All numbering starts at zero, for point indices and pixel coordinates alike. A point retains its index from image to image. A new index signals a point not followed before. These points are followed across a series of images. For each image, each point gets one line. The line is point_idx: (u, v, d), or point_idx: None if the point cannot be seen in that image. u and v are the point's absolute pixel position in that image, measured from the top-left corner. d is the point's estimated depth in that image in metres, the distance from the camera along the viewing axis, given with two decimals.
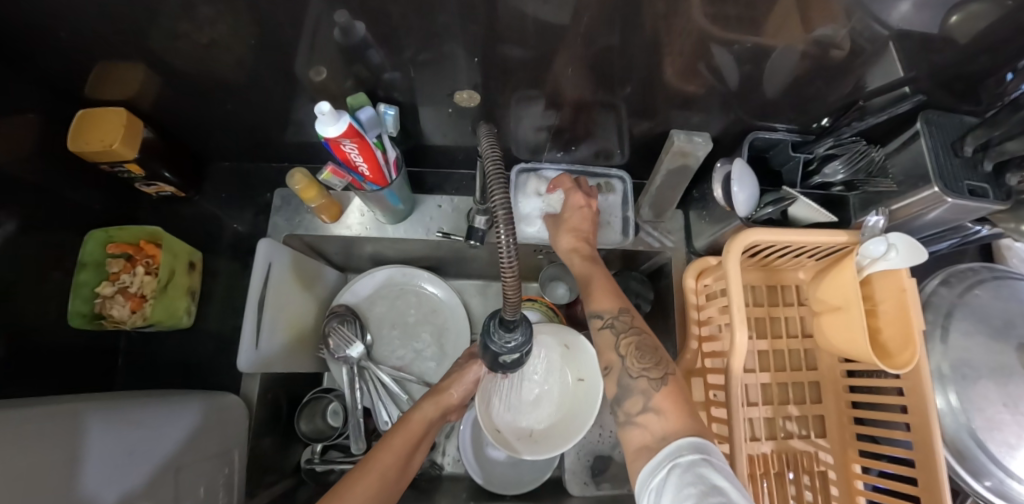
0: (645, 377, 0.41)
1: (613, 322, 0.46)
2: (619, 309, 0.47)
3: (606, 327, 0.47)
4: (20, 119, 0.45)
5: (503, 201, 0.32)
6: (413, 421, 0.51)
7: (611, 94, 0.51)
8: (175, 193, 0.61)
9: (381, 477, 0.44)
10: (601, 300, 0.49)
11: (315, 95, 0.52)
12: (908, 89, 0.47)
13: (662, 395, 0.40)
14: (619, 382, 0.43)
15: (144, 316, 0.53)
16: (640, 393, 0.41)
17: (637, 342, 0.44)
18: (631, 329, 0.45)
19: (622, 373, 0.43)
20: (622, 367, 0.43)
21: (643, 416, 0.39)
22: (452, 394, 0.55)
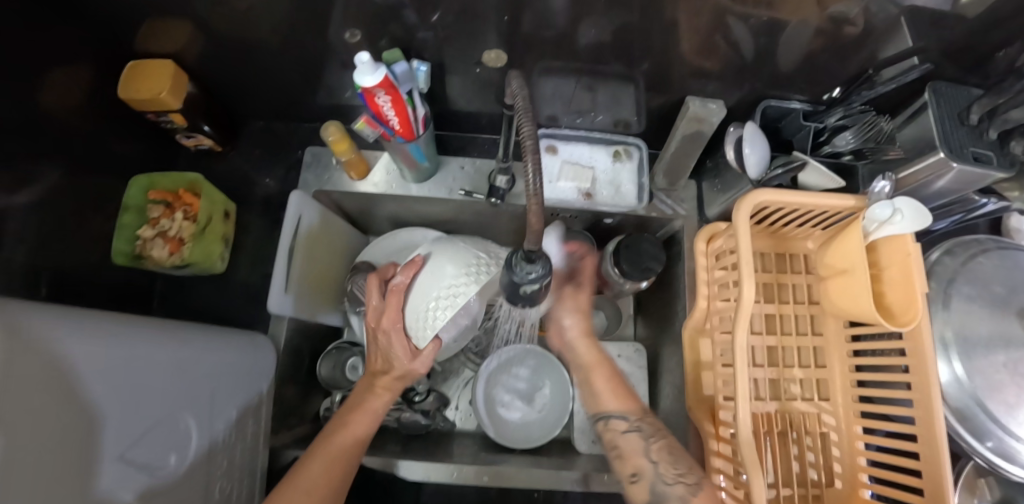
0: (682, 483, 0.43)
1: (639, 427, 0.49)
2: (641, 412, 0.51)
3: (632, 432, 0.49)
4: (71, 69, 0.50)
5: (531, 128, 0.34)
6: (365, 406, 0.52)
7: (630, 64, 0.54)
8: (213, 147, 0.65)
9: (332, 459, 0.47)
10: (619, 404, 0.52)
11: (347, 58, 0.55)
12: (916, 59, 0.49)
13: (700, 501, 0.42)
14: (654, 489, 0.44)
15: (183, 257, 0.57)
16: (679, 500, 0.42)
17: (669, 446, 0.47)
18: (661, 436, 0.48)
19: (657, 479, 0.44)
20: (656, 474, 0.45)
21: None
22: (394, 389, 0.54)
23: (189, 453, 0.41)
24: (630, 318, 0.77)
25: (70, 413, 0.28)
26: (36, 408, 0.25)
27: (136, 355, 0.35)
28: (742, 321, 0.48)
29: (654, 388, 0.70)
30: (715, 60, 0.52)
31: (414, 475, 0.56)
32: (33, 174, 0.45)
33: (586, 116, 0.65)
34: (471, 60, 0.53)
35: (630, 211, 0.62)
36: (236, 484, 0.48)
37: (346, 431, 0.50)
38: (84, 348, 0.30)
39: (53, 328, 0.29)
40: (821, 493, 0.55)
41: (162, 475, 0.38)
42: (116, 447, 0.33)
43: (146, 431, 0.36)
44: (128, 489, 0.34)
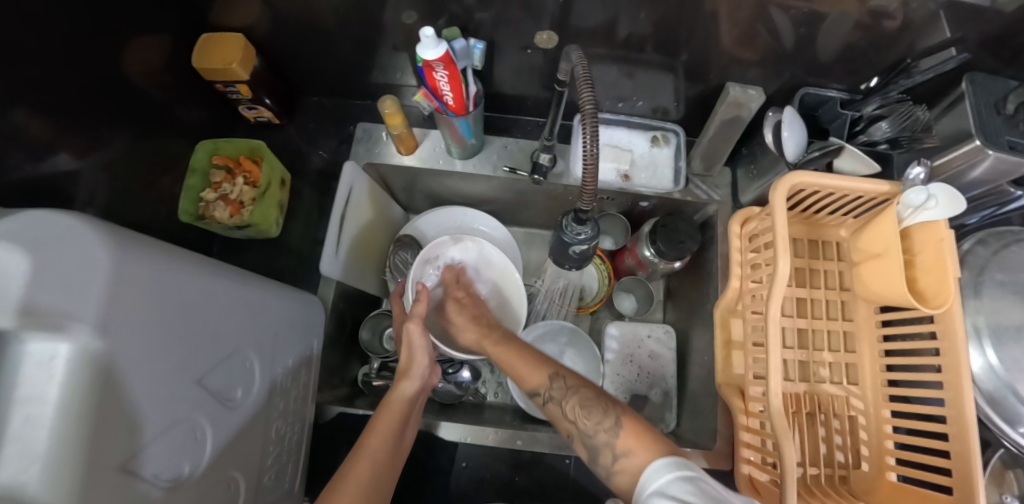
0: (601, 430, 0.41)
1: (552, 395, 0.46)
2: (550, 377, 0.47)
3: (549, 402, 0.46)
4: (154, 39, 0.55)
5: (591, 97, 0.39)
6: (394, 401, 0.52)
7: (672, 54, 0.56)
8: (272, 118, 0.71)
9: (376, 459, 0.45)
10: (532, 376, 0.49)
11: (401, 39, 0.58)
12: (954, 49, 0.51)
13: (624, 437, 0.39)
14: (586, 445, 0.42)
15: (243, 219, 0.63)
16: (605, 447, 0.40)
17: (581, 401, 0.44)
18: (571, 393, 0.45)
19: (583, 435, 0.43)
20: (581, 431, 0.43)
21: (617, 464, 0.39)
22: (404, 389, 0.53)
23: (256, 388, 0.45)
24: (659, 302, 0.80)
25: (150, 334, 0.32)
26: (105, 363, 0.28)
27: (214, 293, 0.39)
28: (775, 297, 0.48)
29: (681, 370, 0.72)
30: (754, 50, 0.54)
31: (448, 436, 0.62)
32: (104, 137, 0.50)
33: (627, 101, 0.67)
34: (522, 43, 0.56)
35: (666, 194, 0.67)
36: (290, 428, 0.53)
37: (377, 431, 0.47)
38: (169, 280, 0.34)
39: (150, 259, 0.33)
40: (848, 474, 0.56)
41: (234, 404, 0.42)
42: (192, 372, 0.37)
43: (220, 363, 0.40)
44: (203, 410, 0.38)
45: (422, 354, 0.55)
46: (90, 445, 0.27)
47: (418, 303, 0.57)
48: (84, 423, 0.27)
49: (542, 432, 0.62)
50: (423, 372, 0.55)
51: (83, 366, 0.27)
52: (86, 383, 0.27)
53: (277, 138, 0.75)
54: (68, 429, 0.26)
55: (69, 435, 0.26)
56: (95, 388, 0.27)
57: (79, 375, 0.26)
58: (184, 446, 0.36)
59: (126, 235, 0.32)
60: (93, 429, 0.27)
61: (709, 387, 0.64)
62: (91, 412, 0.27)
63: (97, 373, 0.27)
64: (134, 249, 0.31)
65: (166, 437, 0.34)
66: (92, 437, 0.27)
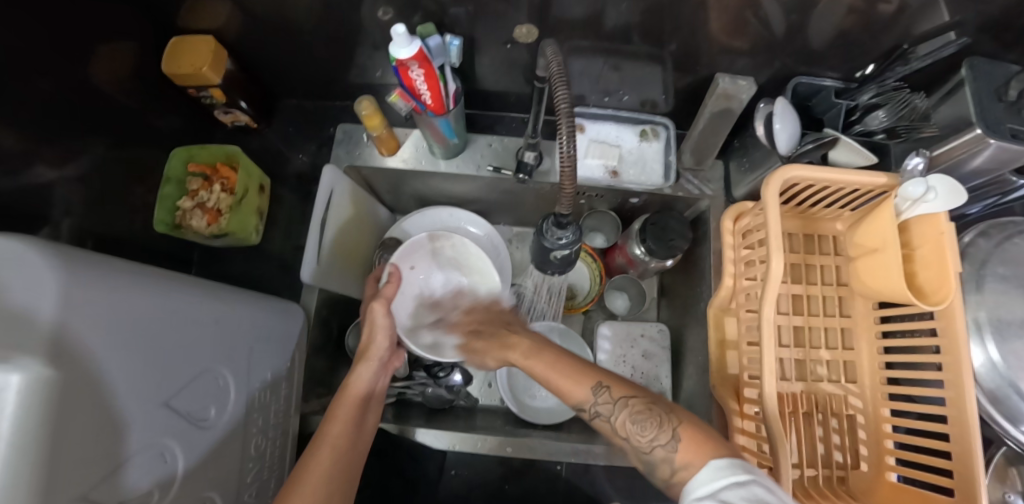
0: (659, 446, 0.37)
1: (600, 410, 0.41)
2: (595, 391, 0.42)
3: (597, 418, 0.42)
4: (123, 44, 0.53)
5: (566, 96, 0.37)
6: (351, 386, 0.50)
7: (659, 44, 0.54)
8: (249, 122, 0.69)
9: (336, 448, 0.43)
10: (572, 391, 0.43)
11: (378, 38, 0.56)
12: (953, 34, 0.48)
13: (683, 451, 0.36)
14: (644, 459, 0.38)
15: (221, 227, 0.62)
16: (663, 462, 0.37)
17: (632, 416, 0.40)
18: (620, 407, 0.40)
19: (637, 449, 0.39)
20: (641, 448, 0.38)
21: (676, 478, 0.36)
22: (360, 373, 0.51)
23: (229, 406, 0.44)
24: (653, 300, 0.78)
25: (114, 357, 0.31)
26: (59, 394, 0.26)
27: (180, 311, 0.38)
28: (768, 296, 0.46)
29: (675, 370, 0.71)
30: (744, 39, 0.52)
31: (437, 443, 0.60)
32: (78, 148, 0.48)
33: (614, 95, 0.65)
34: (502, 38, 0.54)
35: (656, 189, 0.65)
36: (270, 442, 0.53)
37: (336, 419, 0.45)
38: (127, 299, 0.32)
39: (104, 280, 0.31)
40: (847, 475, 0.54)
41: (206, 424, 0.41)
42: (158, 395, 0.35)
43: (189, 382, 0.39)
44: (172, 433, 0.37)
45: (381, 337, 0.53)
46: (50, 479, 0.25)
47: (387, 286, 0.56)
48: (42, 459, 0.25)
49: (532, 439, 0.60)
50: (383, 354, 0.53)
51: (34, 396, 0.24)
52: (43, 414, 0.25)
53: (257, 142, 0.74)
54: (29, 465, 0.24)
55: (30, 473, 0.24)
56: (50, 419, 0.25)
57: (36, 407, 0.24)
58: (150, 471, 0.34)
59: (74, 257, 0.30)
60: (51, 463, 0.25)
61: (703, 388, 0.63)
62: (48, 446, 0.25)
63: (50, 404, 0.25)
64: (86, 271, 0.30)
65: (132, 463, 0.33)
66: (51, 470, 0.25)
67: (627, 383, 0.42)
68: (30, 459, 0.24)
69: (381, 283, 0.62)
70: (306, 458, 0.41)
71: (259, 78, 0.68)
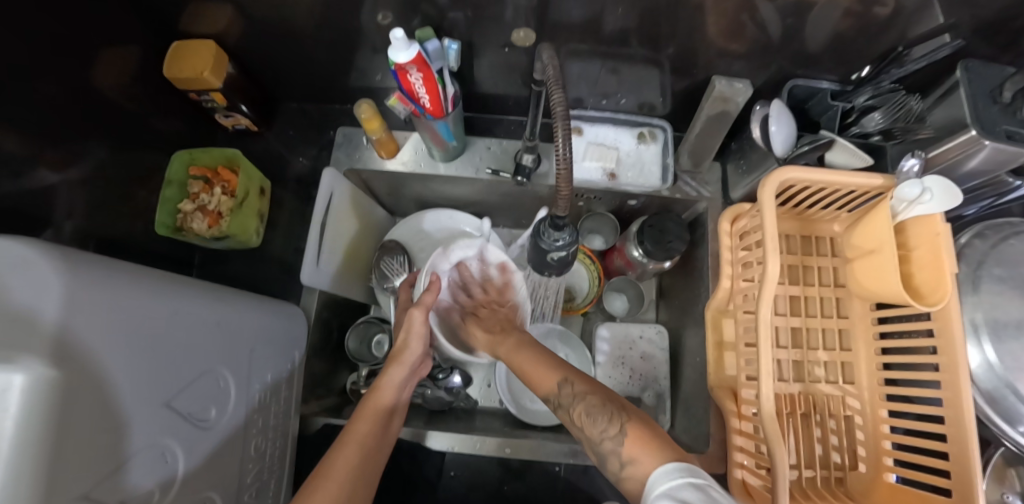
0: (607, 436, 0.39)
1: (563, 401, 0.44)
2: (560, 383, 0.45)
3: (561, 409, 0.45)
4: (125, 49, 0.54)
5: (562, 98, 0.37)
6: (382, 386, 0.51)
7: (655, 48, 0.54)
8: (250, 126, 0.70)
9: (361, 445, 0.44)
10: (541, 381, 0.47)
11: (377, 42, 0.56)
12: (948, 36, 0.49)
13: (630, 443, 0.37)
14: (595, 452, 0.40)
15: (221, 230, 0.63)
16: (611, 454, 0.38)
17: (588, 408, 0.42)
18: (578, 400, 0.43)
19: (592, 442, 0.41)
20: (590, 441, 0.41)
21: (623, 470, 0.37)
22: (391, 376, 0.52)
23: (230, 408, 0.45)
24: (652, 302, 0.78)
25: (117, 358, 0.31)
26: (61, 395, 0.26)
27: (183, 313, 0.38)
28: (765, 296, 0.46)
29: (673, 371, 0.71)
30: (740, 42, 0.53)
31: (438, 445, 0.60)
32: (80, 151, 0.49)
33: (611, 98, 0.65)
34: (500, 42, 0.54)
35: (654, 191, 0.65)
36: (270, 443, 0.53)
37: (364, 417, 0.47)
38: (130, 301, 0.33)
39: (107, 283, 0.31)
40: (845, 476, 0.55)
41: (207, 424, 0.41)
42: (160, 395, 0.36)
43: (190, 383, 0.39)
44: (173, 433, 0.37)
45: (417, 343, 0.55)
46: (53, 479, 0.26)
47: (426, 292, 0.56)
48: (44, 459, 0.25)
49: (531, 441, 0.60)
50: (414, 360, 0.54)
51: (38, 396, 0.25)
52: (45, 414, 0.25)
53: (258, 145, 0.74)
54: (32, 465, 0.24)
55: (33, 472, 0.24)
56: (53, 420, 0.25)
57: (39, 407, 0.24)
58: (151, 471, 0.35)
59: (78, 260, 0.30)
60: (53, 463, 0.26)
61: (702, 390, 0.63)
62: (51, 446, 0.25)
63: (53, 405, 0.25)
64: (89, 273, 0.30)
65: (134, 462, 0.33)
66: (54, 470, 0.26)
67: (584, 377, 0.45)
68: (32, 458, 0.24)
69: (416, 290, 0.61)
70: (333, 453, 0.42)
71: (260, 82, 0.69)
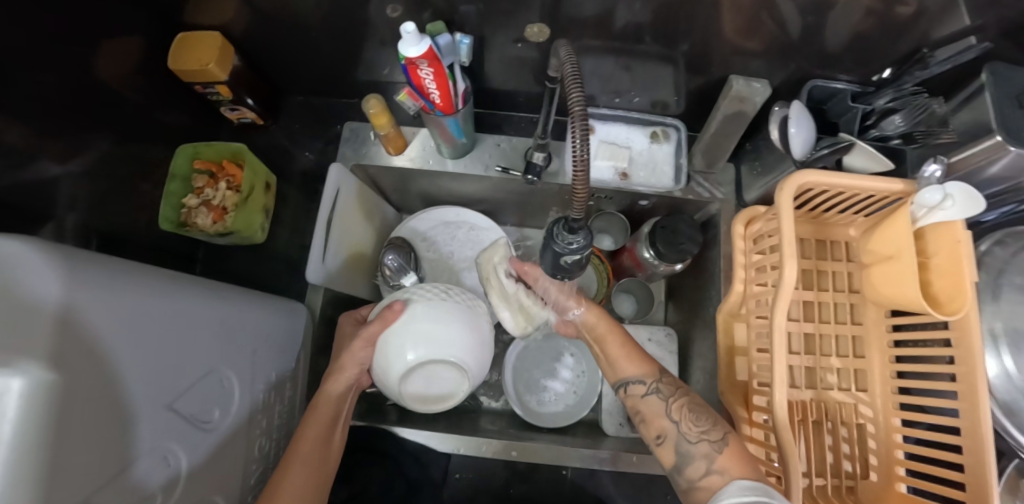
0: (706, 441, 0.41)
1: (657, 388, 0.46)
2: (658, 372, 0.47)
3: (651, 395, 0.45)
4: (129, 39, 0.53)
5: (580, 97, 0.36)
6: (320, 403, 0.48)
7: (671, 45, 0.53)
8: (255, 119, 0.69)
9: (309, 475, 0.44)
10: (630, 366, 0.48)
11: (387, 35, 0.55)
12: (974, 38, 0.47)
13: (726, 456, 0.39)
14: (677, 449, 0.42)
15: (225, 225, 0.62)
16: (701, 458, 0.40)
17: (690, 404, 0.44)
18: (679, 392, 0.45)
19: (679, 438, 0.42)
20: (679, 432, 0.42)
21: (706, 479, 0.39)
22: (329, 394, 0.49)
23: (233, 408, 0.44)
24: (661, 303, 0.78)
25: (118, 360, 0.30)
26: (61, 400, 0.25)
27: (185, 313, 0.38)
28: (781, 303, 0.45)
29: (683, 374, 0.70)
30: (758, 40, 0.51)
31: (442, 446, 0.61)
32: (82, 143, 0.48)
33: (624, 96, 0.64)
34: (512, 37, 0.53)
35: (666, 192, 0.64)
36: (274, 444, 0.52)
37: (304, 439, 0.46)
38: (133, 301, 0.32)
39: (106, 281, 0.30)
40: (856, 485, 0.54)
41: (210, 426, 0.41)
42: (162, 398, 0.35)
43: (193, 385, 0.38)
44: (175, 436, 0.36)
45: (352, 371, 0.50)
46: (53, 485, 0.25)
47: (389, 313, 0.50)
48: (44, 464, 0.24)
49: (538, 444, 0.59)
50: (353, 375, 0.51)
51: (38, 402, 0.24)
52: (44, 420, 0.24)
53: (263, 139, 0.73)
54: (32, 473, 0.23)
55: (33, 479, 0.23)
56: (53, 426, 0.25)
57: (38, 413, 0.24)
58: (153, 474, 0.34)
59: (78, 259, 0.29)
60: (53, 469, 0.25)
61: (711, 394, 0.62)
62: (50, 451, 0.25)
63: (52, 411, 0.24)
64: (89, 273, 0.29)
65: (136, 465, 0.32)
66: (54, 475, 0.25)
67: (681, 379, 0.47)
68: (33, 463, 0.23)
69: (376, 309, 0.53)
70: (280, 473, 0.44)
71: (266, 74, 0.68)
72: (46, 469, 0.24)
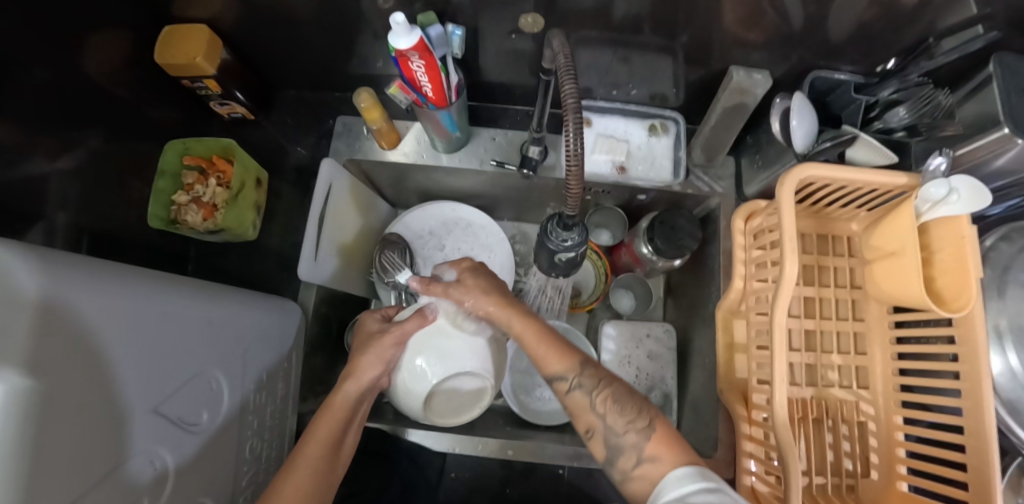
0: (633, 431, 0.39)
1: (580, 383, 0.43)
2: (580, 365, 0.43)
3: (575, 390, 0.43)
4: (116, 32, 0.51)
5: (574, 89, 0.35)
6: (336, 403, 0.47)
7: (671, 36, 0.52)
8: (246, 114, 0.68)
9: (315, 470, 0.42)
10: (553, 362, 0.44)
11: (379, 27, 0.54)
12: (981, 28, 0.46)
13: (654, 443, 0.38)
14: (607, 442, 0.40)
15: (216, 223, 0.62)
16: (631, 448, 0.39)
17: (614, 395, 0.42)
18: (603, 383, 0.42)
19: (608, 431, 0.40)
20: (608, 428, 0.40)
21: (639, 468, 0.38)
22: (345, 393, 0.48)
23: (224, 409, 0.43)
24: (659, 299, 0.76)
25: (101, 364, 0.29)
26: (43, 404, 0.25)
27: (171, 314, 0.37)
28: (781, 300, 0.44)
29: (681, 370, 0.70)
30: (760, 30, 0.50)
31: (437, 446, 0.60)
32: (72, 140, 0.47)
33: (622, 89, 0.63)
34: (506, 28, 0.51)
35: (665, 187, 0.63)
36: (267, 443, 0.52)
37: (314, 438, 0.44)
38: (115, 303, 0.31)
39: (85, 282, 0.30)
40: (856, 483, 0.53)
41: (198, 429, 0.40)
42: (148, 401, 0.34)
43: (180, 387, 0.38)
44: (162, 439, 0.36)
45: (376, 367, 0.49)
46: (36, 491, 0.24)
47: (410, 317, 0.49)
48: (28, 470, 0.24)
49: (534, 443, 0.59)
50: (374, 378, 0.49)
51: (20, 407, 0.23)
52: (26, 426, 0.23)
53: (255, 134, 0.72)
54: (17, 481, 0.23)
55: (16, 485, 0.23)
56: (35, 432, 0.24)
57: (20, 419, 0.23)
58: (139, 478, 0.33)
59: (56, 260, 0.28)
60: (37, 474, 0.24)
61: (710, 392, 0.61)
62: (33, 456, 0.24)
63: (34, 416, 0.24)
64: (67, 274, 0.28)
65: (122, 469, 0.32)
66: (38, 481, 0.24)
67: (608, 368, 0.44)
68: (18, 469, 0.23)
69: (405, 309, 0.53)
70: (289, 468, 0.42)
71: (256, 68, 0.67)
72: (30, 474, 0.24)
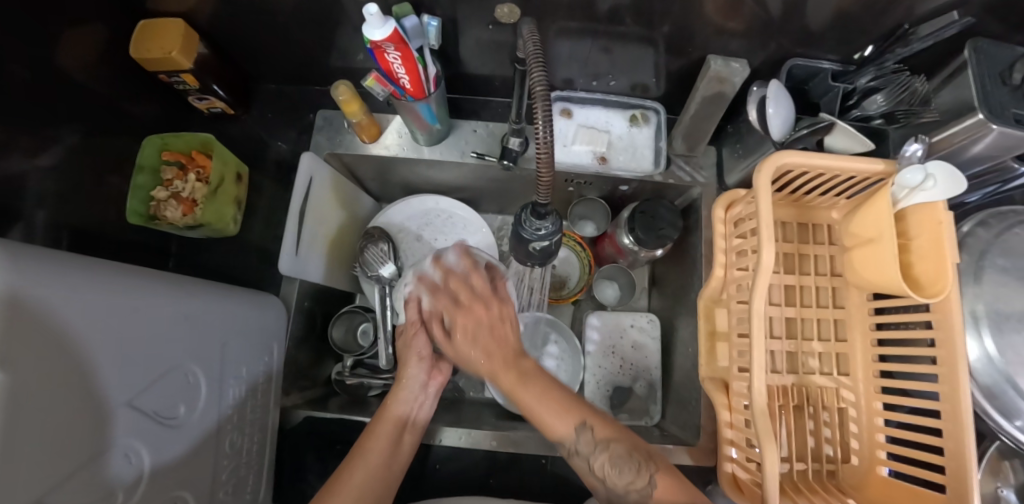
0: (634, 492, 0.42)
1: (580, 449, 0.45)
2: (583, 422, 0.45)
3: (576, 455, 0.45)
4: (90, 27, 0.51)
5: (543, 78, 0.34)
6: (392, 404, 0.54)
7: (650, 26, 0.52)
8: (226, 109, 0.67)
9: (375, 469, 0.48)
10: (556, 424, 0.45)
11: (356, 19, 0.53)
12: (956, 14, 0.46)
13: (659, 493, 0.41)
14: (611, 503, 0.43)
15: (195, 218, 0.61)
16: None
17: (614, 456, 0.43)
18: (600, 449, 0.44)
19: (610, 491, 0.44)
20: (608, 488, 0.43)
21: None
22: (407, 373, 0.57)
23: (202, 403, 0.43)
24: (643, 289, 0.77)
25: (74, 356, 0.30)
26: (14, 396, 0.24)
27: (146, 308, 0.37)
28: (759, 287, 0.45)
29: (665, 360, 0.70)
30: (739, 19, 0.50)
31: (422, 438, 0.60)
32: (50, 137, 0.47)
33: (602, 79, 0.62)
34: (484, 19, 0.51)
35: (646, 176, 0.63)
36: (248, 438, 0.52)
37: (375, 438, 0.50)
38: (88, 297, 0.31)
39: (53, 275, 0.29)
40: (837, 469, 0.54)
41: (175, 423, 0.40)
42: (123, 394, 0.34)
43: (156, 381, 0.38)
44: (138, 433, 0.36)
45: (418, 366, 0.57)
46: (6, 481, 0.24)
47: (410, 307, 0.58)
48: (1, 459, 0.24)
49: (519, 434, 0.60)
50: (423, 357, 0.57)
51: None
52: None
53: (236, 129, 0.72)
54: None
55: None
56: (5, 425, 0.24)
57: None
58: (115, 470, 0.33)
59: (25, 254, 0.28)
60: (9, 465, 0.24)
61: (693, 381, 0.62)
62: (6, 446, 0.24)
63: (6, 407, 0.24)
64: (38, 268, 0.28)
65: (97, 462, 0.32)
66: (10, 471, 0.24)
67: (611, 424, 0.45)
68: None
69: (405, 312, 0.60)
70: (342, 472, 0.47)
71: (236, 62, 0.66)
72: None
